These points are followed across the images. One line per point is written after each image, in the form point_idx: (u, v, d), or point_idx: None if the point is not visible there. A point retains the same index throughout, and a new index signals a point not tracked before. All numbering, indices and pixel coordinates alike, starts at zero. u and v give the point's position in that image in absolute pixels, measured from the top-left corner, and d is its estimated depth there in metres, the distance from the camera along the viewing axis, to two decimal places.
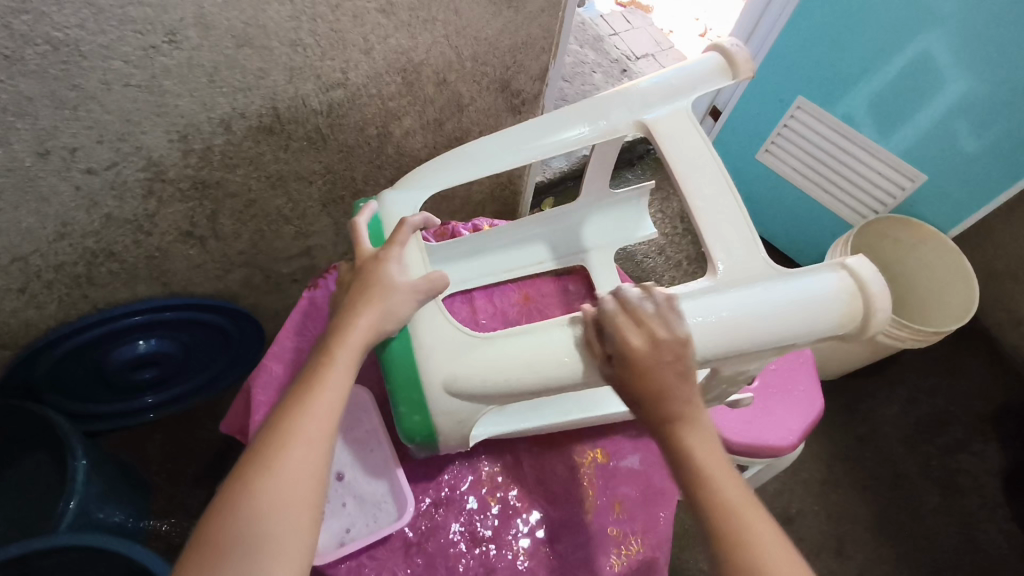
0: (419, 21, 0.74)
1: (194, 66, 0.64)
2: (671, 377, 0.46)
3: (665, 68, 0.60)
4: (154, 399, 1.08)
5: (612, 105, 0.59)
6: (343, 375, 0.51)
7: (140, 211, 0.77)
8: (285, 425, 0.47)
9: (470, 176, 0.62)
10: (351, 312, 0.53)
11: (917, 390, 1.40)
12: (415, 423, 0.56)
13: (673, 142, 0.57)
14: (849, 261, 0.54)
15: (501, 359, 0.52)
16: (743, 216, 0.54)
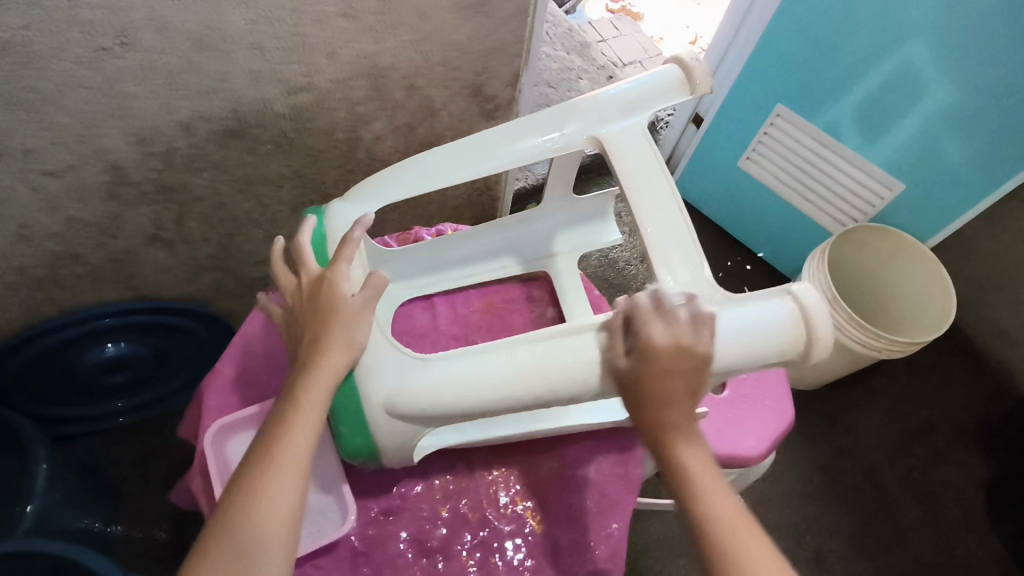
0: (385, 25, 0.73)
1: (149, 69, 0.64)
2: (676, 384, 0.47)
3: (623, 81, 0.60)
4: (127, 404, 1.08)
5: (570, 119, 0.59)
6: (310, 427, 0.49)
7: (103, 215, 0.76)
8: (252, 484, 0.46)
9: (417, 190, 0.60)
10: (317, 350, 0.51)
11: (900, 400, 1.38)
12: (358, 444, 0.54)
13: (627, 158, 0.57)
14: (796, 288, 0.53)
15: (447, 381, 0.52)
16: (691, 234, 0.54)
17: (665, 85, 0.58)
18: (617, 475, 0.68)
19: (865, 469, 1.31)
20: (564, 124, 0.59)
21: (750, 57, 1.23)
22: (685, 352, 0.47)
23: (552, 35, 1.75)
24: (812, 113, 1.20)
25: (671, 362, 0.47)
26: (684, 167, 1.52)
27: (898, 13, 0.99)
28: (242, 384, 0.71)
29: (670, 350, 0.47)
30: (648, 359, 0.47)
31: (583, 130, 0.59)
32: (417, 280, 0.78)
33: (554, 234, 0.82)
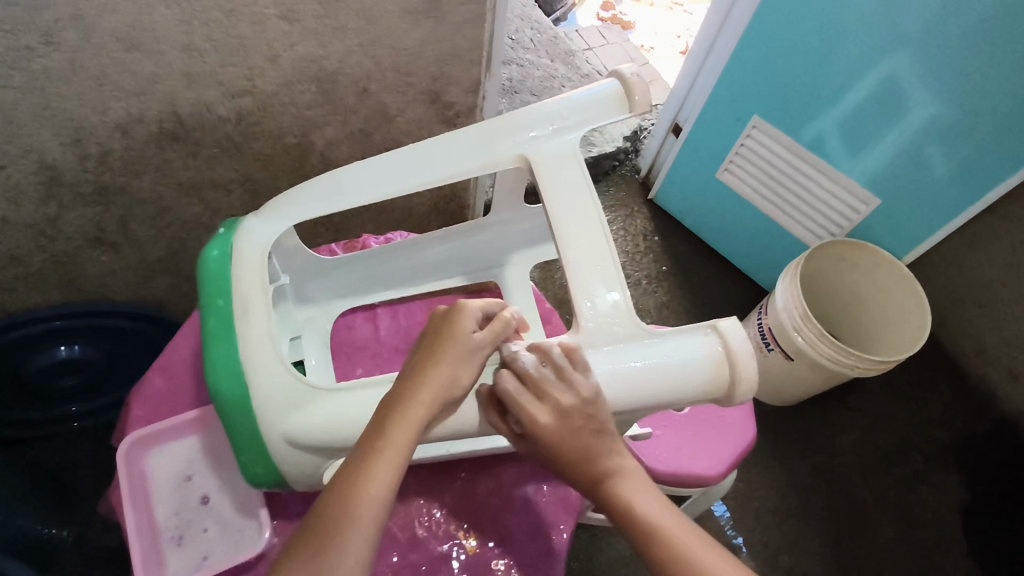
0: (329, 29, 0.72)
1: (78, 69, 0.62)
2: (587, 437, 0.49)
3: (561, 96, 0.59)
4: (80, 408, 1.04)
5: (498, 138, 0.59)
6: (390, 474, 0.45)
7: (39, 216, 0.75)
8: (332, 530, 0.42)
9: (341, 207, 0.60)
10: (415, 388, 0.48)
11: (878, 419, 1.33)
12: (258, 473, 0.53)
13: (554, 178, 0.57)
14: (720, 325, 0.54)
15: (346, 414, 0.51)
16: (614, 266, 0.55)
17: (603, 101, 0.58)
18: (557, 497, 0.68)
19: (838, 490, 1.26)
20: (491, 143, 0.59)
21: (728, 67, 1.19)
22: (566, 415, 0.48)
23: (535, 41, 1.68)
24: (791, 126, 1.16)
25: (561, 428, 0.48)
26: (664, 178, 1.49)
27: (878, 28, 0.94)
28: (169, 395, 0.69)
29: (554, 421, 0.48)
30: (538, 437, 0.48)
31: (510, 148, 0.58)
32: (359, 290, 0.78)
33: (507, 245, 0.79)
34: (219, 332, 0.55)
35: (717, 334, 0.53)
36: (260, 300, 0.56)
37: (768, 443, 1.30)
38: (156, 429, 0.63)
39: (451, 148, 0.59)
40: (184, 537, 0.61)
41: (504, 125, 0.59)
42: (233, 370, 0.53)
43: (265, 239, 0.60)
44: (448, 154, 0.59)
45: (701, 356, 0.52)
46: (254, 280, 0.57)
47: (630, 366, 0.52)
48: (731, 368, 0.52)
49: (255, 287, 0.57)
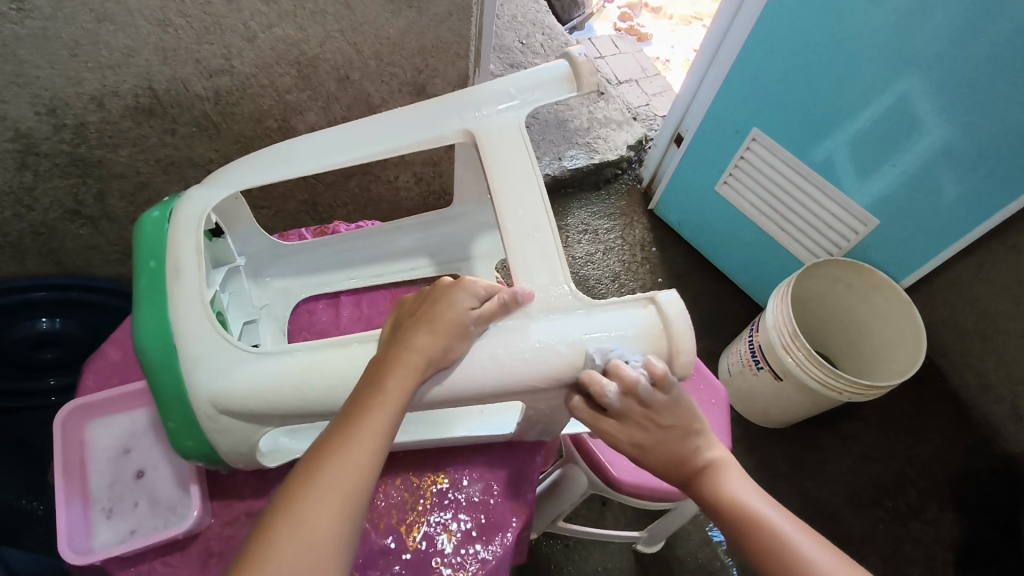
0: (306, 13, 0.72)
1: (51, 38, 0.62)
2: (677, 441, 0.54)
3: (511, 76, 0.63)
4: (57, 381, 1.04)
5: (450, 115, 0.62)
6: (388, 421, 0.47)
7: (16, 184, 0.75)
8: (322, 470, 0.43)
9: (290, 173, 0.62)
10: (408, 349, 0.50)
11: (872, 448, 1.25)
12: (189, 447, 0.54)
13: (496, 153, 0.60)
14: (659, 296, 0.54)
15: (272, 379, 0.52)
16: (551, 242, 0.57)
17: (552, 80, 0.62)
18: (507, 498, 0.66)
19: (826, 518, 1.17)
20: (440, 119, 0.62)
21: (731, 75, 1.15)
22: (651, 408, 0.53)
23: (546, 46, 1.65)
24: (793, 139, 1.11)
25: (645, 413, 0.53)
26: (665, 188, 1.46)
27: (890, 42, 0.89)
28: (121, 367, 0.70)
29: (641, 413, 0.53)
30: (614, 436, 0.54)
31: (457, 123, 0.62)
32: (323, 278, 0.82)
33: (470, 238, 0.84)
34: (151, 292, 0.55)
35: (657, 307, 0.53)
36: (193, 262, 0.57)
37: (757, 465, 1.22)
38: (98, 400, 0.64)
39: (400, 124, 0.63)
40: (115, 510, 0.61)
41: (451, 103, 0.63)
42: (159, 331, 0.53)
43: (204, 205, 0.61)
44: (396, 129, 0.63)
45: (637, 326, 0.53)
46: (188, 240, 0.58)
47: (575, 341, 0.52)
48: (669, 340, 0.52)
49: (188, 247, 0.58)
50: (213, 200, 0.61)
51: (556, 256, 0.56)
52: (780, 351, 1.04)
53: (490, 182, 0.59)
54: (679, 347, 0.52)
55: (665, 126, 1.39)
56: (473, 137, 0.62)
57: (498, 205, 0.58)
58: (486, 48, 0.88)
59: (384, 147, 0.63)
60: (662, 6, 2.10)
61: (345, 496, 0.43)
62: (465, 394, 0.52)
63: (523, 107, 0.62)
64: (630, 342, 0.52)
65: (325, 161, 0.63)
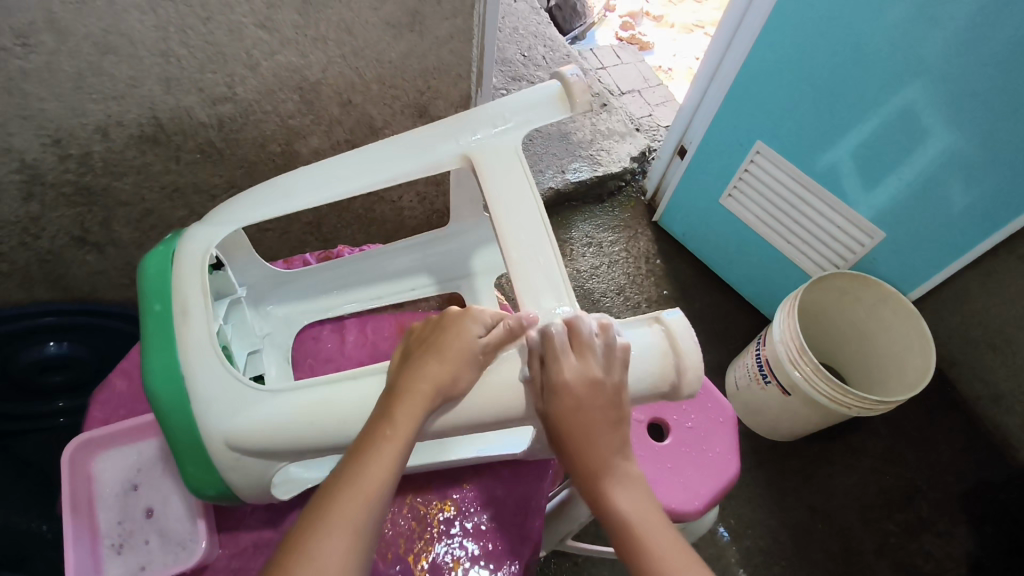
0: (308, 39, 0.72)
1: (55, 71, 0.63)
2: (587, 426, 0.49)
3: (507, 97, 0.63)
4: (64, 404, 1.05)
5: (447, 141, 0.62)
6: (397, 454, 0.46)
7: (22, 214, 0.75)
8: (331, 505, 0.43)
9: (291, 205, 0.62)
10: (418, 378, 0.49)
11: (881, 460, 1.24)
12: (203, 483, 0.54)
13: (495, 177, 0.60)
14: (664, 316, 0.54)
15: (282, 416, 0.52)
16: (556, 267, 0.56)
17: (545, 101, 0.62)
18: (515, 525, 0.65)
19: (837, 532, 1.16)
20: (438, 144, 0.62)
21: (733, 90, 1.15)
22: (599, 388, 0.49)
23: (548, 59, 1.65)
24: (797, 151, 1.11)
25: (586, 398, 0.49)
26: (669, 200, 1.46)
27: (894, 51, 0.89)
28: (128, 398, 0.70)
29: (584, 387, 0.49)
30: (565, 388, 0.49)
31: (454, 148, 0.62)
32: (325, 304, 0.82)
33: (469, 254, 0.84)
34: (159, 335, 0.55)
35: (663, 325, 0.54)
36: (199, 300, 0.57)
37: (764, 479, 1.21)
38: (104, 435, 0.64)
39: (400, 151, 0.63)
40: (125, 545, 0.61)
41: (449, 128, 0.63)
42: (169, 375, 0.53)
43: (205, 240, 0.61)
44: (396, 155, 0.63)
45: (646, 348, 0.53)
46: (192, 280, 0.58)
47: None
48: (676, 359, 0.52)
49: (193, 286, 0.58)
50: (218, 236, 0.61)
51: (560, 278, 0.56)
52: (786, 365, 1.04)
53: (491, 209, 0.59)
54: (686, 361, 0.52)
55: (668, 138, 1.39)
56: (471, 161, 0.61)
57: (500, 231, 0.58)
58: (486, 68, 0.88)
59: (384, 175, 0.62)
60: (663, 15, 2.12)
61: (354, 529, 0.43)
62: (473, 421, 0.52)
63: (519, 129, 0.62)
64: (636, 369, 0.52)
65: (327, 192, 0.62)
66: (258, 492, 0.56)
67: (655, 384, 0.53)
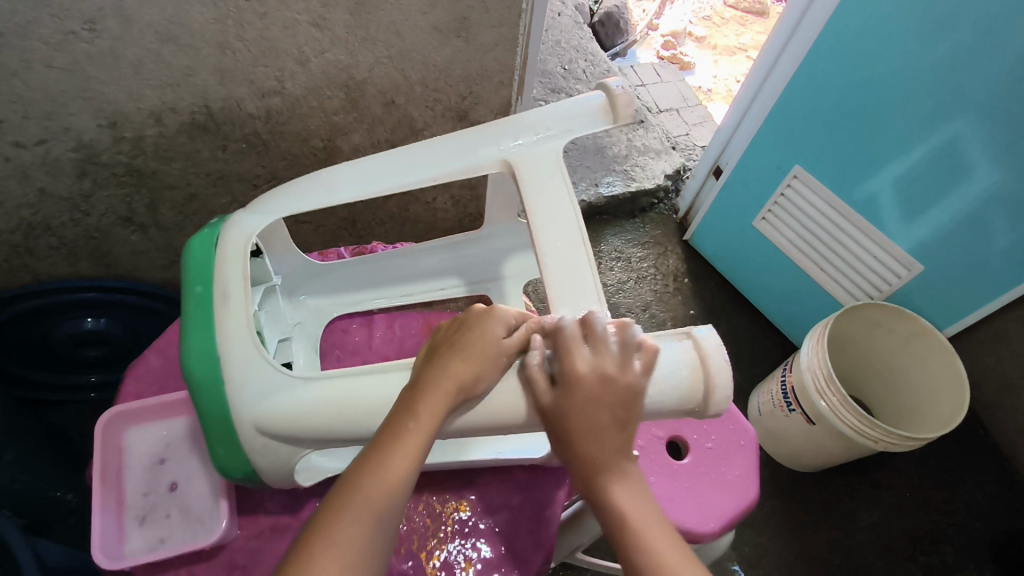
0: (358, 39, 0.74)
1: (117, 57, 0.66)
2: (608, 421, 0.49)
3: (550, 105, 0.64)
4: (97, 378, 1.08)
5: (488, 146, 0.63)
6: (419, 445, 0.47)
7: (75, 191, 0.79)
8: (354, 490, 0.44)
9: (331, 201, 0.64)
10: (441, 374, 0.50)
11: (905, 499, 1.20)
12: (231, 462, 0.55)
13: (534, 183, 0.61)
14: (695, 332, 0.54)
15: (311, 406, 0.53)
16: (591, 275, 0.57)
17: (588, 111, 0.62)
18: (528, 531, 0.65)
19: (855, 569, 1.13)
20: (479, 149, 0.63)
21: (772, 115, 1.14)
22: (611, 382, 0.49)
23: (588, 72, 1.66)
24: (836, 178, 1.09)
25: (597, 392, 0.49)
26: (701, 220, 1.45)
27: (942, 82, 0.88)
28: (162, 374, 0.72)
29: (595, 379, 0.49)
30: (571, 386, 0.49)
31: (494, 153, 0.63)
32: (357, 298, 0.83)
33: (500, 258, 0.85)
34: (199, 318, 0.57)
35: (693, 342, 0.54)
36: (239, 287, 0.59)
37: (782, 508, 1.19)
38: (137, 408, 0.66)
39: (441, 153, 0.64)
40: (147, 518, 0.63)
41: (490, 133, 0.63)
42: (206, 356, 0.55)
43: (248, 229, 0.62)
44: (437, 157, 0.64)
45: (675, 364, 0.53)
46: (234, 266, 0.60)
47: None
48: (705, 376, 0.52)
49: (234, 273, 0.59)
50: (258, 226, 0.63)
51: (593, 287, 0.56)
52: (812, 394, 1.02)
53: (528, 215, 0.59)
54: (715, 381, 0.52)
55: (704, 158, 1.38)
56: (511, 165, 0.62)
57: (535, 238, 0.58)
58: (529, 77, 0.89)
59: (425, 175, 0.63)
60: (705, 36, 2.12)
61: (374, 515, 0.43)
62: (481, 423, 0.52)
63: (560, 137, 0.63)
64: (667, 383, 0.52)
65: (369, 188, 0.64)
66: (284, 478, 0.57)
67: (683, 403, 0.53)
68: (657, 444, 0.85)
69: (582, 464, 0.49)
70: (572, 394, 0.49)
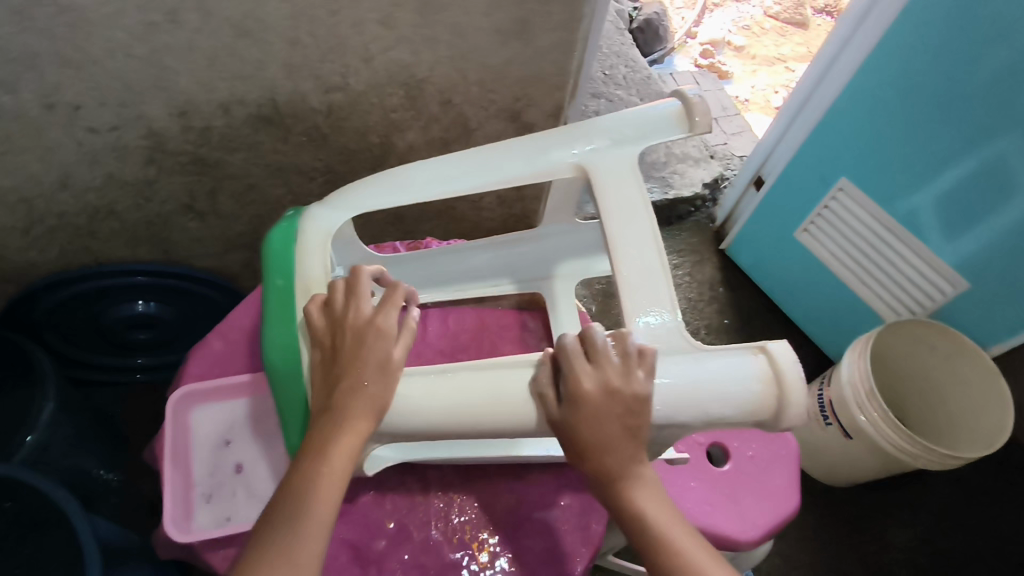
0: (423, 39, 0.76)
1: (194, 48, 0.68)
2: (618, 431, 0.48)
3: (627, 107, 0.61)
4: (143, 361, 1.11)
5: (560, 148, 0.61)
6: (350, 452, 0.49)
7: (141, 177, 0.81)
8: (297, 502, 0.46)
9: (399, 201, 0.64)
10: (352, 383, 0.51)
11: (941, 519, 1.19)
12: (305, 449, 0.57)
13: (607, 189, 0.58)
14: (769, 346, 0.51)
15: None
16: (664, 286, 0.54)
17: (664, 117, 0.59)
18: (577, 528, 0.66)
19: None
20: (551, 152, 0.61)
21: (817, 126, 1.14)
22: (616, 395, 0.48)
23: (628, 78, 1.66)
24: (879, 191, 1.09)
25: (603, 406, 0.48)
26: (739, 229, 1.44)
27: (994, 98, 0.87)
28: (223, 358, 0.73)
29: (599, 394, 0.48)
30: (579, 401, 0.48)
31: (567, 156, 0.61)
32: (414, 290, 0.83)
33: (553, 257, 0.83)
34: (280, 309, 0.59)
35: (767, 356, 0.50)
36: (321, 281, 0.61)
37: (814, 522, 1.18)
38: (205, 389, 0.68)
39: (512, 155, 0.62)
40: (214, 496, 0.65)
41: (563, 135, 0.61)
42: (289, 347, 0.57)
43: (324, 225, 0.64)
44: (509, 158, 0.62)
45: (745, 376, 0.49)
46: (314, 261, 0.62)
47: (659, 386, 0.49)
48: (778, 391, 0.49)
49: (315, 268, 0.61)
50: (334, 222, 0.64)
51: (668, 299, 0.53)
52: (852, 408, 1.01)
53: (600, 221, 0.57)
54: (789, 397, 0.49)
55: (745, 166, 1.37)
56: (584, 171, 0.60)
57: (607, 245, 0.56)
58: (585, 82, 0.88)
59: (497, 177, 0.63)
60: (744, 45, 2.11)
61: (315, 519, 0.46)
62: (541, 426, 0.51)
63: (636, 143, 0.60)
64: (735, 394, 0.49)
65: (442, 189, 0.64)
66: (349, 466, 0.59)
67: (751, 416, 0.50)
68: (699, 449, 0.86)
69: (600, 477, 0.49)
70: (580, 410, 0.48)
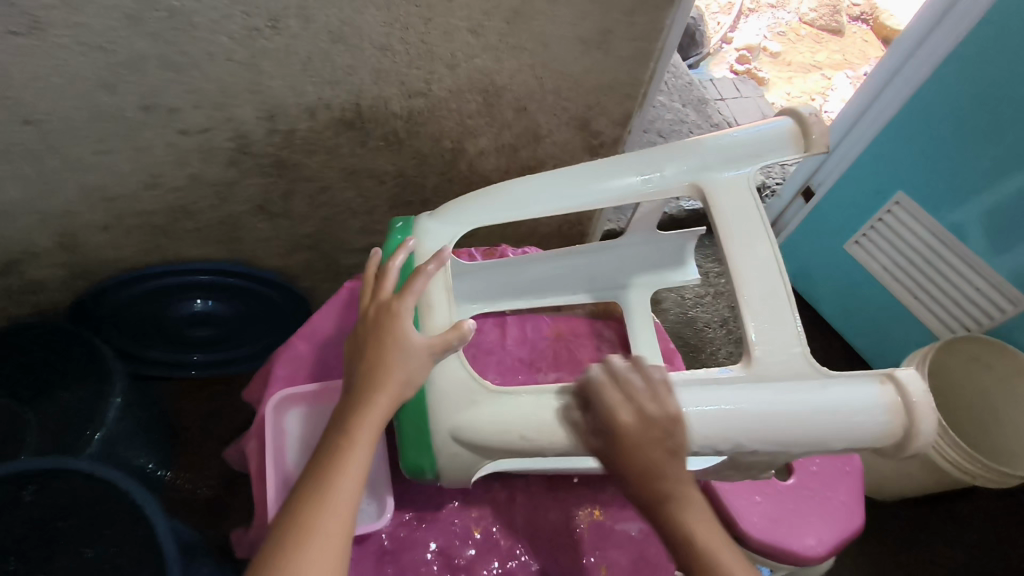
0: (508, 47, 0.76)
1: (290, 53, 0.69)
2: (660, 454, 0.46)
3: (740, 127, 0.61)
4: (199, 357, 1.11)
5: (674, 167, 0.61)
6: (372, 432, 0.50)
7: (222, 178, 0.82)
8: (318, 489, 0.47)
9: (509, 215, 0.64)
10: (373, 367, 0.52)
11: (989, 534, 1.18)
12: (420, 462, 0.58)
13: (724, 210, 0.59)
14: (897, 372, 0.53)
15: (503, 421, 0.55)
16: (789, 310, 0.55)
17: (778, 137, 0.59)
18: None
19: None
20: (665, 171, 0.61)
21: (874, 139, 1.14)
22: (649, 420, 0.47)
23: (671, 84, 1.66)
24: (936, 203, 1.08)
25: (639, 433, 0.47)
26: (787, 239, 1.43)
27: None
28: (309, 361, 0.75)
29: (637, 423, 0.47)
30: (621, 435, 0.47)
31: (682, 175, 0.61)
32: (494, 297, 0.82)
33: (629, 268, 0.83)
34: None
35: (895, 384, 0.52)
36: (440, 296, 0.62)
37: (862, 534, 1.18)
38: (300, 392, 0.70)
39: (625, 172, 0.62)
40: None
41: (675, 153, 0.61)
42: None
43: (439, 239, 0.65)
44: (624, 176, 0.62)
45: (874, 402, 0.51)
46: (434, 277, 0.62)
47: (794, 412, 0.51)
48: (908, 418, 0.51)
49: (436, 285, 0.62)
50: (446, 234, 0.65)
51: (794, 322, 0.54)
52: None
53: (721, 243, 0.58)
54: (919, 425, 0.50)
55: (795, 176, 1.37)
56: (698, 190, 0.61)
57: (729, 267, 0.57)
58: (656, 92, 0.89)
59: (612, 196, 0.62)
60: (780, 52, 2.10)
61: (339, 501, 0.46)
62: None
63: (749, 163, 0.60)
64: (865, 421, 0.51)
65: (557, 204, 0.63)
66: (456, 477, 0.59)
67: (874, 440, 0.52)
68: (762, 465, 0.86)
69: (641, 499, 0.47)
70: (624, 443, 0.47)
